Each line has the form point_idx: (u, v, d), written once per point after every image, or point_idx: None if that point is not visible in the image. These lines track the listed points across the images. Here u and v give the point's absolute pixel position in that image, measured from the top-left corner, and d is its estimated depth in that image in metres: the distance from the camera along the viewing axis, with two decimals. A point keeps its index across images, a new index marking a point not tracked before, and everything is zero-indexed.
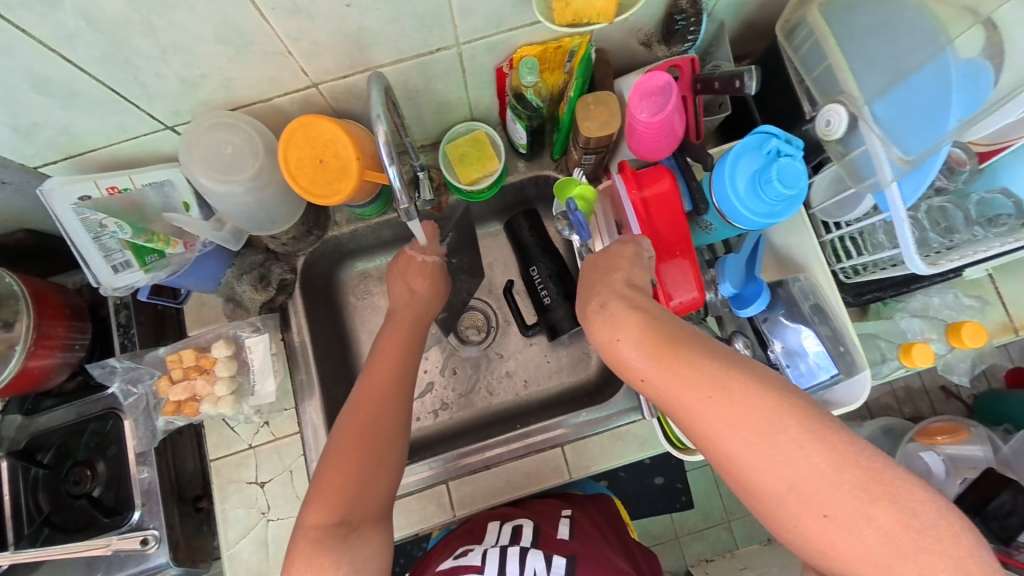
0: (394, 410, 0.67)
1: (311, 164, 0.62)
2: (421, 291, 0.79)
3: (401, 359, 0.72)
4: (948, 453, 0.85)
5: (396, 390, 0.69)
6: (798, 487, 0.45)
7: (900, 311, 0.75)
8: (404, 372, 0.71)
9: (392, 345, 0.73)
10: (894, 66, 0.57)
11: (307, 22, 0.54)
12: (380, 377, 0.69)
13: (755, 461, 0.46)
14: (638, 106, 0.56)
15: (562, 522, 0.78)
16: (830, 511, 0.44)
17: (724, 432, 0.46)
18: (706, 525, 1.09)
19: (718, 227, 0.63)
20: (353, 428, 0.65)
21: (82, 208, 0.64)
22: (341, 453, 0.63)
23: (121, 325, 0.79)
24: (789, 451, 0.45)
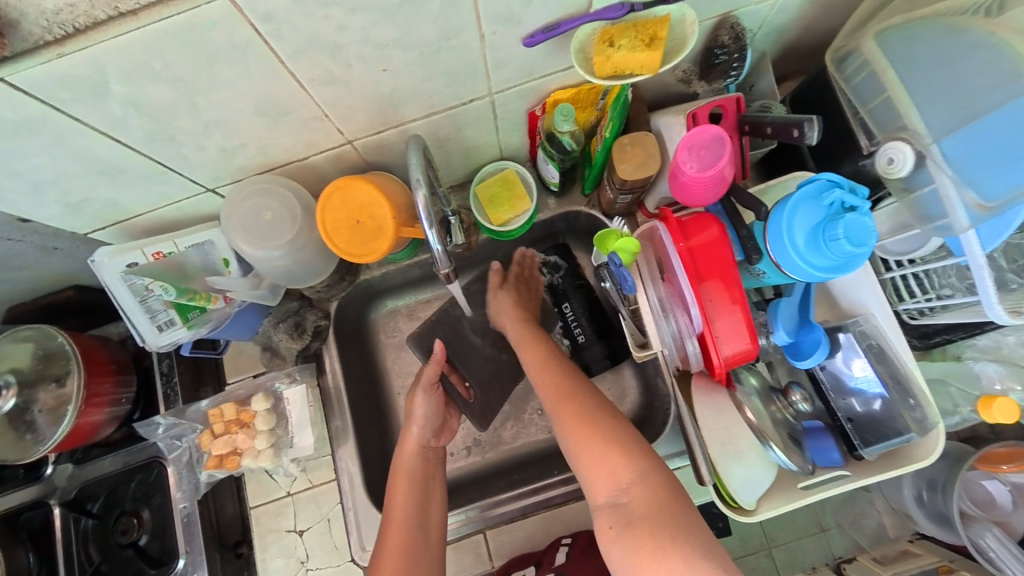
0: (419, 574, 0.67)
1: (348, 225, 0.61)
2: (404, 501, 0.72)
3: (412, 518, 0.70)
4: (1013, 482, 0.81)
5: (417, 541, 0.69)
6: (569, 407, 0.64)
7: (969, 351, 0.69)
8: (417, 527, 0.70)
9: (399, 500, 0.72)
10: (968, 102, 0.53)
11: (344, 89, 0.55)
12: (396, 533, 0.69)
13: (556, 393, 0.67)
14: (684, 159, 0.53)
15: (559, 552, 0.74)
16: (593, 414, 0.62)
17: (548, 388, 0.69)
18: (744, 552, 0.89)
19: (770, 275, 0.58)
20: None
21: (129, 275, 0.66)
22: None
23: (163, 374, 0.80)
24: (567, 382, 0.68)
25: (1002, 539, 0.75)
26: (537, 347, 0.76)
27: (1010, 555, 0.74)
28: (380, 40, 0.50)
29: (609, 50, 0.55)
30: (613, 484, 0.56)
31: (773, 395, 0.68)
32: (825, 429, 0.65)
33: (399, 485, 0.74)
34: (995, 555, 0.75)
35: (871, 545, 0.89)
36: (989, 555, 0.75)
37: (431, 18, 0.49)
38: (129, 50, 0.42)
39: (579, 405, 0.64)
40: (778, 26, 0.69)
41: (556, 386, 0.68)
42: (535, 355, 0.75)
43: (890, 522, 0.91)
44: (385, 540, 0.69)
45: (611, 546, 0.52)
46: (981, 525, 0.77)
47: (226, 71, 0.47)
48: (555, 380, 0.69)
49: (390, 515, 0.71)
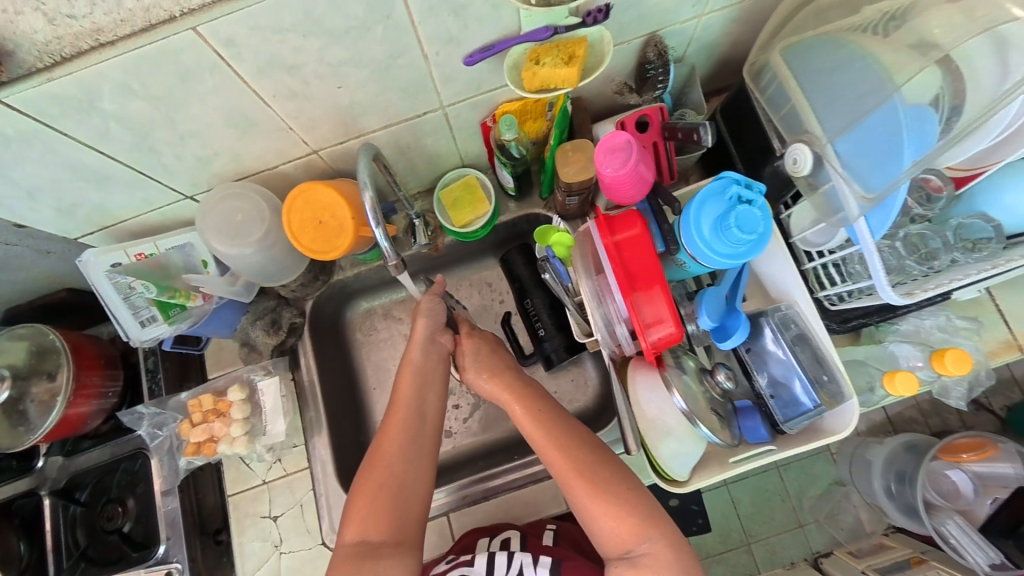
0: (413, 452, 0.73)
1: (312, 225, 0.68)
2: (410, 396, 0.76)
3: (415, 402, 0.76)
4: (975, 471, 0.85)
5: (414, 427, 0.75)
6: (564, 462, 0.68)
7: (891, 335, 0.75)
8: (416, 411, 0.76)
9: (404, 385, 0.77)
10: (852, 106, 0.60)
11: (304, 103, 0.62)
12: (399, 412, 0.75)
13: (542, 444, 0.70)
14: (603, 162, 0.60)
15: (547, 533, 0.79)
16: (598, 477, 0.66)
17: (559, 464, 0.68)
18: (725, 548, 0.96)
19: (691, 265, 0.64)
20: (368, 466, 0.72)
21: (113, 274, 0.72)
22: (362, 478, 0.72)
23: (149, 369, 0.86)
24: (557, 440, 0.69)
25: (962, 525, 0.79)
26: (540, 410, 0.72)
27: (970, 541, 0.79)
28: (333, 60, 0.57)
29: (535, 67, 0.63)
30: (628, 543, 0.64)
31: (704, 376, 0.72)
32: (754, 408, 0.70)
33: (402, 380, 0.78)
34: (956, 540, 0.79)
35: (848, 539, 0.97)
36: (952, 542, 0.80)
37: (376, 41, 0.57)
38: (111, 72, 0.49)
39: (593, 476, 0.66)
40: (702, 44, 0.76)
41: (568, 460, 0.67)
42: (514, 389, 0.75)
43: (866, 517, 0.98)
44: (386, 427, 0.75)
45: None
46: (944, 513, 0.82)
47: (197, 88, 0.54)
48: (562, 449, 0.69)
49: (396, 396, 0.76)
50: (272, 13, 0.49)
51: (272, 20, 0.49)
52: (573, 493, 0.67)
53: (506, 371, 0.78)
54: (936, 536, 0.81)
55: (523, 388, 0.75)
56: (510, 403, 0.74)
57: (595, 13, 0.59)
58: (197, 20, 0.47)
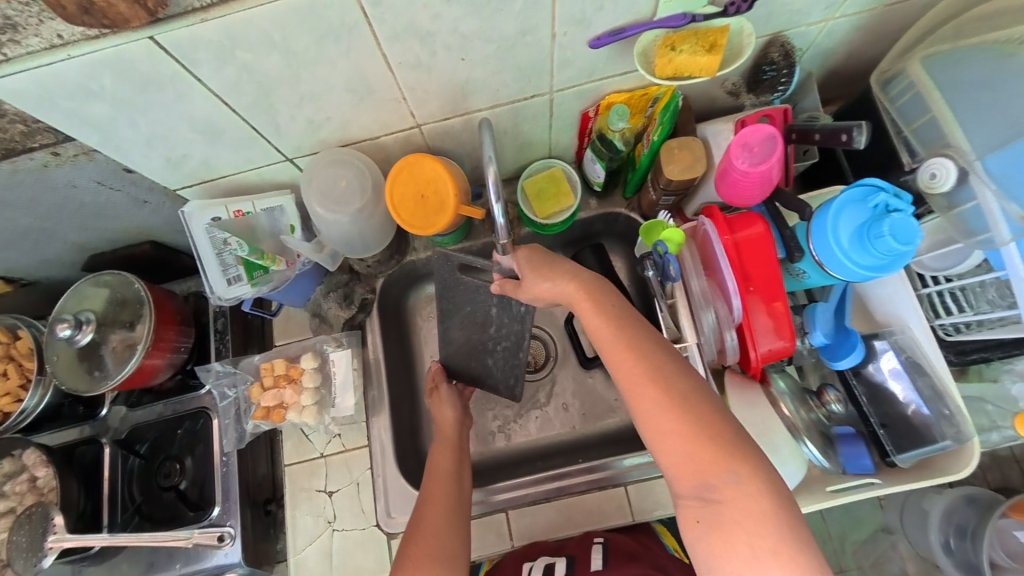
0: (454, 525, 0.67)
1: (414, 198, 0.67)
2: (447, 470, 0.74)
3: (454, 474, 0.73)
4: None
5: (455, 499, 0.70)
6: (638, 371, 0.56)
7: (1007, 375, 0.69)
8: (454, 483, 0.72)
9: (439, 461, 0.75)
10: (1015, 122, 0.56)
11: (424, 74, 0.61)
12: (438, 485, 0.71)
13: (614, 350, 0.59)
14: (737, 154, 0.57)
15: (596, 548, 0.74)
16: (678, 399, 0.54)
17: (629, 373, 0.57)
18: None
19: (812, 276, 0.61)
20: (417, 528, 0.66)
21: (213, 228, 0.72)
22: (411, 540, 0.65)
23: (218, 330, 0.86)
24: (635, 346, 0.58)
25: None
26: (613, 310, 0.61)
27: None
28: (465, 31, 0.56)
29: (671, 53, 0.61)
30: (704, 478, 0.51)
31: (808, 396, 0.68)
32: (857, 436, 0.65)
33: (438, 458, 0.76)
34: None
35: None
36: None
37: (513, 15, 0.55)
38: (260, 21, 0.49)
39: (669, 387, 0.55)
40: (824, 50, 0.73)
41: (639, 363, 0.57)
42: (586, 291, 0.63)
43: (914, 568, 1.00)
44: (428, 495, 0.70)
45: (695, 532, 0.51)
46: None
47: (332, 47, 0.54)
48: (635, 354, 0.58)
49: (432, 470, 0.74)
50: None
51: None
52: (639, 402, 0.56)
53: (573, 271, 0.66)
54: None
55: (599, 289, 0.64)
56: (579, 301, 0.63)
57: (739, 4, 0.56)
58: None
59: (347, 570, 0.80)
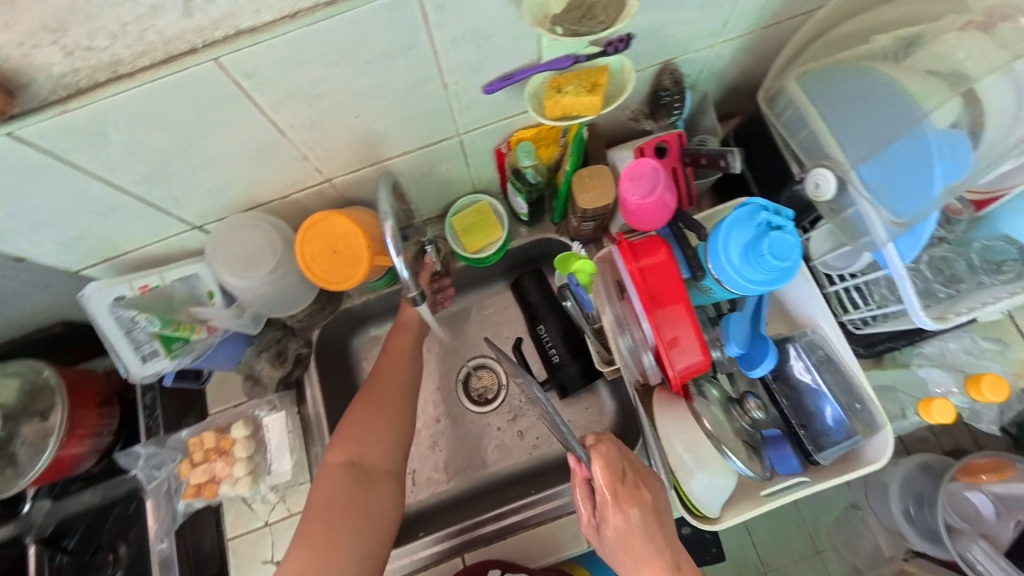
0: (401, 399, 0.77)
1: (326, 255, 0.67)
2: (402, 359, 0.81)
3: (405, 360, 0.81)
4: (997, 493, 0.84)
5: (410, 389, 0.80)
6: None
7: (917, 359, 0.73)
8: (407, 368, 0.80)
9: (393, 351, 0.81)
10: (879, 134, 0.60)
11: (321, 132, 0.61)
12: (391, 359, 0.81)
13: None
14: (628, 188, 0.61)
15: None
16: None
17: None
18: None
19: (717, 290, 0.64)
20: (366, 395, 0.77)
21: (117, 307, 0.70)
22: (354, 407, 0.76)
23: (146, 407, 0.81)
24: None
25: (988, 551, 0.81)
26: None
27: (998, 568, 0.79)
28: (354, 91, 0.56)
29: (557, 95, 0.62)
30: None
31: (731, 406, 0.70)
32: (783, 437, 0.67)
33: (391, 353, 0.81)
34: (982, 567, 0.81)
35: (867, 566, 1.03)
36: (978, 569, 0.81)
37: (400, 72, 0.56)
38: (131, 105, 0.48)
39: None
40: (715, 71, 0.77)
41: None
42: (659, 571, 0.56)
43: (885, 542, 1.03)
44: (381, 374, 0.79)
45: None
46: (968, 539, 0.83)
47: (215, 120, 0.53)
48: None
49: (390, 344, 0.82)
50: (297, 44, 0.48)
51: (295, 50, 0.48)
52: None
53: (644, 527, 0.58)
54: (962, 561, 0.83)
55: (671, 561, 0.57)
56: None
57: (617, 43, 0.60)
58: (220, 51, 0.46)
59: None
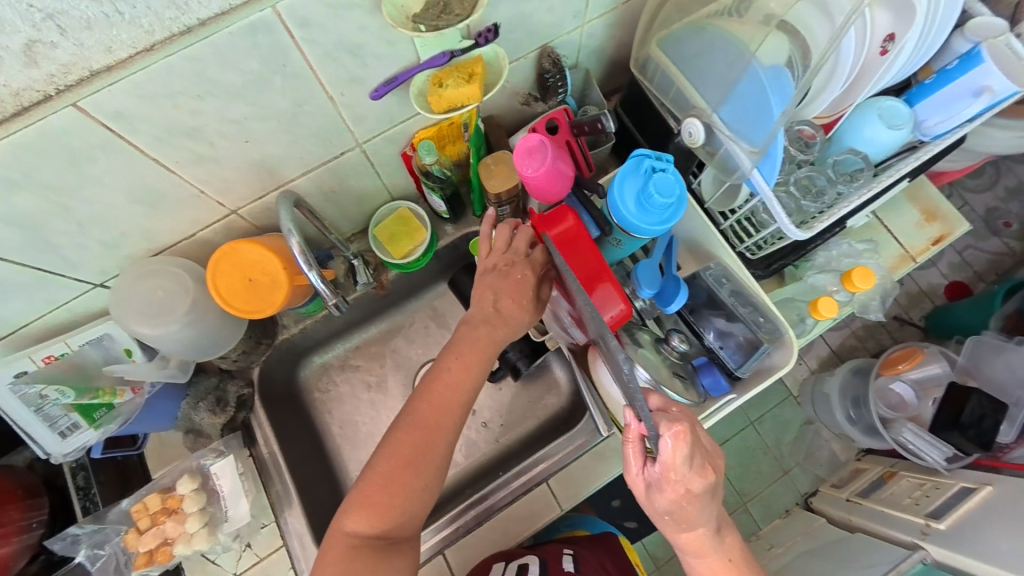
0: (441, 446, 0.64)
1: (243, 284, 0.66)
2: (464, 380, 0.66)
3: (465, 387, 0.66)
4: (912, 377, 1.02)
5: (455, 417, 0.65)
6: (698, 513, 0.53)
7: (809, 271, 0.84)
8: (461, 398, 0.66)
9: (463, 360, 0.66)
10: (725, 79, 0.68)
11: (213, 165, 0.60)
12: (441, 393, 0.65)
13: (686, 501, 0.52)
14: (524, 164, 0.66)
15: (566, 558, 0.81)
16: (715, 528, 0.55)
17: (693, 522, 0.54)
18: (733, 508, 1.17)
19: (626, 241, 0.70)
20: (415, 428, 0.63)
21: (18, 385, 0.65)
22: (381, 472, 0.61)
23: (79, 488, 0.75)
24: (701, 503, 0.53)
25: (915, 430, 0.94)
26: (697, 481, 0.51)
27: (925, 442, 0.93)
28: (236, 117, 0.56)
29: (439, 90, 0.65)
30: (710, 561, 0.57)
31: (660, 346, 0.74)
32: (711, 363, 0.73)
33: (464, 360, 0.66)
34: (913, 444, 0.93)
35: (830, 472, 1.17)
36: (911, 447, 0.94)
37: (280, 93, 0.57)
38: None
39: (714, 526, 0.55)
40: (591, 50, 0.83)
41: (699, 514, 0.53)
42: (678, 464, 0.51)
43: (839, 448, 1.18)
44: (436, 399, 0.65)
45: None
46: (899, 424, 0.97)
47: (90, 169, 0.52)
48: (699, 509, 0.53)
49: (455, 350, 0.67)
50: (162, 79, 0.47)
51: (161, 86, 0.48)
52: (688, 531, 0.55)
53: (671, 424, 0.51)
54: (897, 445, 0.96)
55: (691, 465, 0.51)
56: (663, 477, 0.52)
57: (486, 34, 0.63)
58: (77, 96, 0.45)
59: None
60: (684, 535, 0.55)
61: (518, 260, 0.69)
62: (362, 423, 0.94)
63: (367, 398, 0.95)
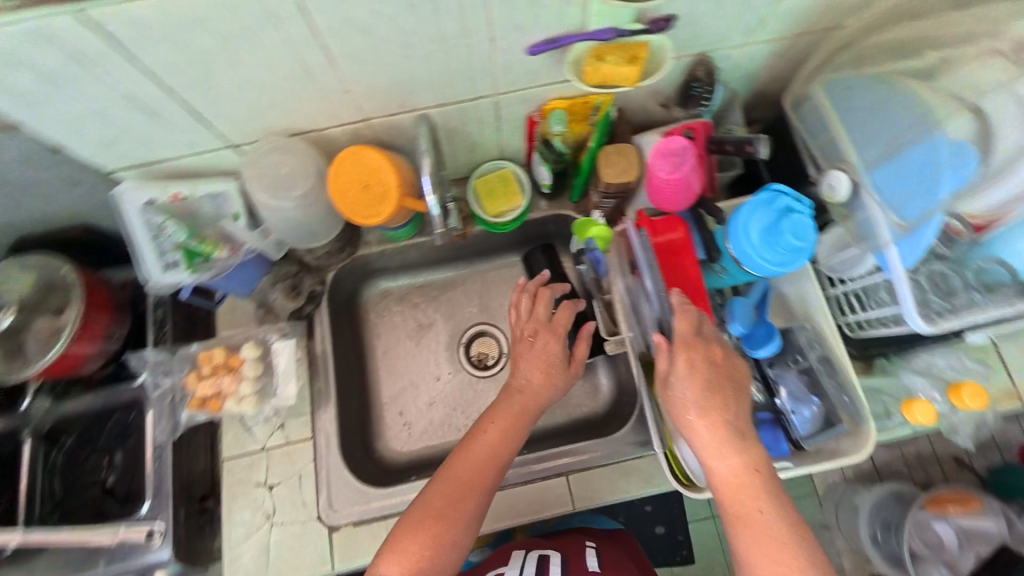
0: (470, 506, 0.64)
1: (356, 187, 0.69)
2: (497, 451, 0.68)
3: (496, 456, 0.68)
4: (960, 525, 0.90)
5: (483, 482, 0.66)
6: (725, 418, 0.57)
7: (904, 368, 0.77)
8: (491, 467, 0.67)
9: (495, 426, 0.70)
10: (892, 143, 0.64)
11: (367, 68, 0.63)
12: (477, 453, 0.68)
13: (709, 395, 0.57)
14: (656, 165, 0.64)
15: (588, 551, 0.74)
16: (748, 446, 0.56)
17: (720, 426, 0.57)
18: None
19: (731, 272, 0.68)
20: (446, 484, 0.65)
21: (147, 210, 0.72)
22: (419, 517, 0.63)
23: (156, 320, 0.82)
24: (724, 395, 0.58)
25: None
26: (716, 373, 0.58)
27: None
28: (405, 29, 0.59)
29: (597, 63, 0.66)
30: (750, 499, 0.55)
31: None
32: (774, 422, 0.70)
33: (502, 425, 0.70)
34: None
35: None
36: None
37: (452, 17, 0.58)
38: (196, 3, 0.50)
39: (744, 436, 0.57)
40: (746, 73, 0.80)
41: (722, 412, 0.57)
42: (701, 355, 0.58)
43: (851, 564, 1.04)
44: (467, 457, 0.67)
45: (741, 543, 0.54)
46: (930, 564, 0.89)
47: (270, 36, 0.56)
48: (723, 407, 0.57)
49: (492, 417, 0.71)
50: None
51: None
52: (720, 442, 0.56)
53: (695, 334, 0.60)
54: None
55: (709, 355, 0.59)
56: (689, 375, 0.58)
57: (660, 22, 0.63)
58: None
59: (284, 567, 0.73)
60: (720, 461, 0.56)
61: (540, 327, 0.79)
62: (403, 357, 0.96)
63: (414, 337, 0.97)
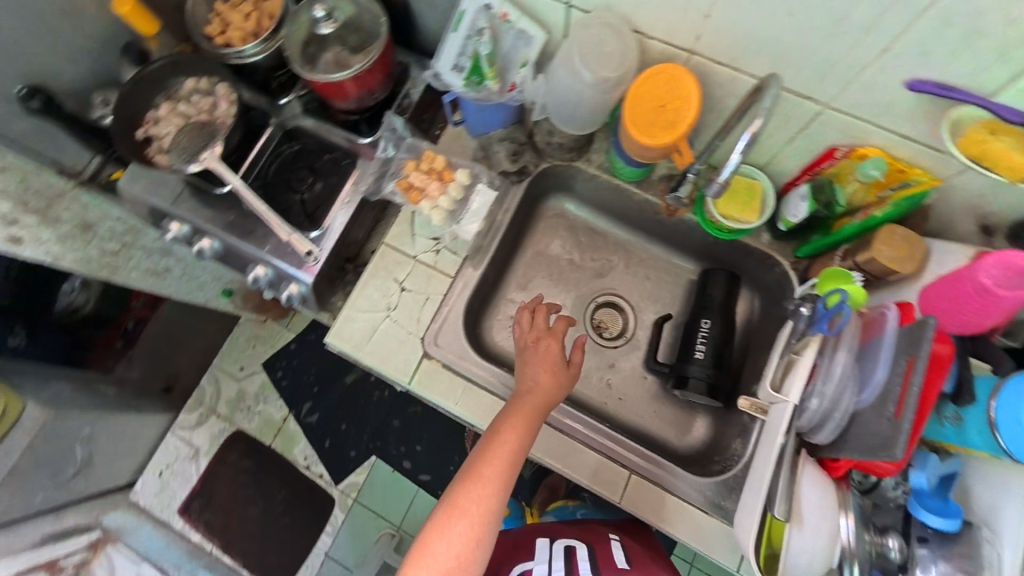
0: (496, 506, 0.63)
1: (654, 104, 0.68)
2: (513, 449, 0.66)
3: (513, 455, 0.66)
4: None
5: (503, 481, 0.64)
6: None
7: None
8: (508, 467, 0.66)
9: (512, 427, 0.68)
10: None
11: (748, 7, 0.59)
12: (497, 451, 0.66)
13: None
14: (985, 269, 0.57)
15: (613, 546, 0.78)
16: None
17: None
18: None
19: (968, 425, 0.61)
20: (472, 482, 0.64)
21: (480, 11, 0.76)
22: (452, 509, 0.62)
23: (403, 104, 0.88)
24: None
25: None
26: None
27: None
28: None
29: (990, 135, 0.57)
30: None
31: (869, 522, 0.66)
32: None
33: (517, 423, 0.68)
34: None
35: None
36: None
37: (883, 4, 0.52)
38: None
39: None
40: None
41: None
42: None
43: None
44: (487, 459, 0.65)
45: None
46: None
47: None
48: None
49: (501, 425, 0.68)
50: None
51: None
52: None
53: None
54: None
55: None
56: None
57: None
58: None
59: (381, 351, 0.80)
60: None
61: (541, 336, 0.77)
62: (546, 275, 0.97)
63: (563, 266, 0.97)
